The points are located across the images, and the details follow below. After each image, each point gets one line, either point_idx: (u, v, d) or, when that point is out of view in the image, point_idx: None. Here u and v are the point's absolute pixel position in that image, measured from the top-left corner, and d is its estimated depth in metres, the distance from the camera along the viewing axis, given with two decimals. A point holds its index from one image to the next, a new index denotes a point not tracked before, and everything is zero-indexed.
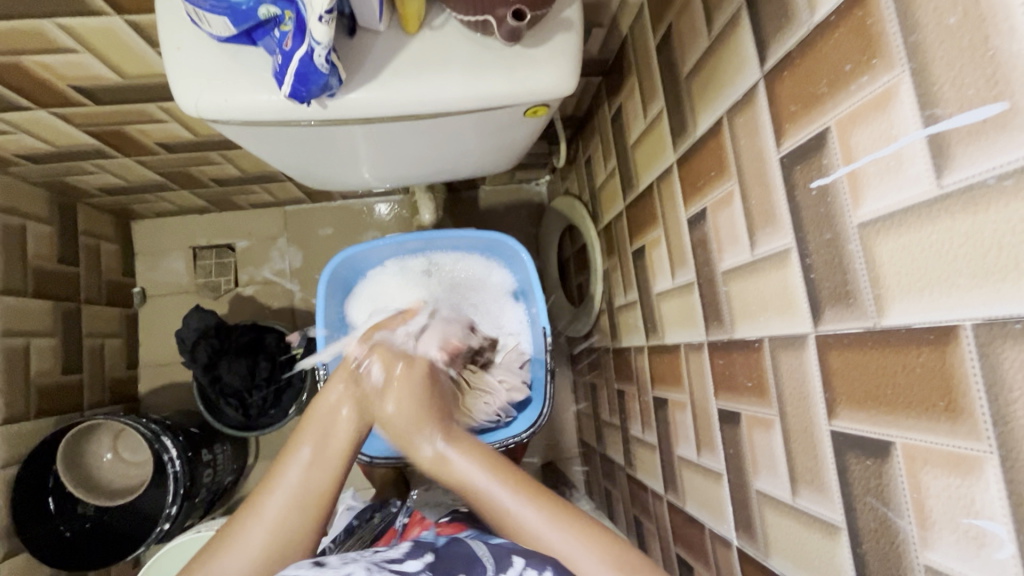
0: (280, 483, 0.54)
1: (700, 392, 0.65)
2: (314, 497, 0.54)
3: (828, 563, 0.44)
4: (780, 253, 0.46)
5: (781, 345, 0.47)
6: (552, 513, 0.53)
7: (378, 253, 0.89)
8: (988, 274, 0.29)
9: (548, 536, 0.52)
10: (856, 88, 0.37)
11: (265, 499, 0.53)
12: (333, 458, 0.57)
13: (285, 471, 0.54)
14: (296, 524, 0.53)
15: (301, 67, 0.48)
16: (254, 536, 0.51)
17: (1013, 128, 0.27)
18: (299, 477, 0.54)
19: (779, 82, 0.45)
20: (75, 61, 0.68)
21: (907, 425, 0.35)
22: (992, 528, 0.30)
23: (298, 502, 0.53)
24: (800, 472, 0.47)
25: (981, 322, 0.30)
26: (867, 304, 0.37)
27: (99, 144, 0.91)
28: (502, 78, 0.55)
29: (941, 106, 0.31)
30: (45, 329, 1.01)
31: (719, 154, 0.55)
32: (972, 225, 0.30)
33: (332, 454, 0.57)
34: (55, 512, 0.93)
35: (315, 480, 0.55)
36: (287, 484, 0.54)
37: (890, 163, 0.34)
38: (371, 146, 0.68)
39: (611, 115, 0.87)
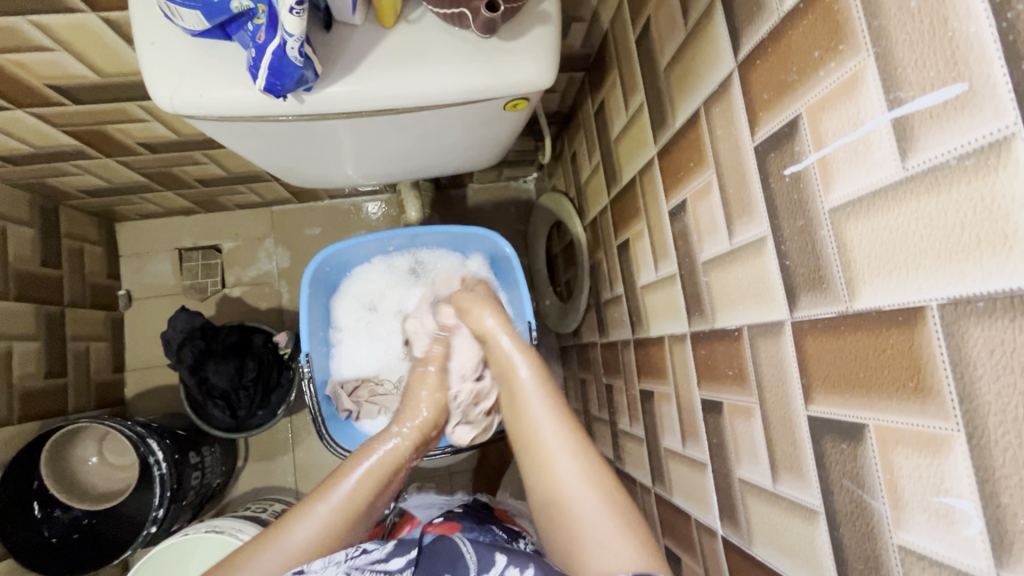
0: (311, 517, 0.60)
1: (684, 383, 0.65)
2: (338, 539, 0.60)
3: (808, 547, 0.44)
4: (756, 241, 0.47)
5: (760, 332, 0.48)
6: (591, 475, 0.57)
7: (364, 249, 0.89)
8: (952, 254, 0.30)
9: (580, 501, 0.55)
10: (825, 74, 0.37)
11: (291, 529, 0.59)
12: (367, 504, 0.64)
13: (317, 507, 0.60)
14: (314, 559, 0.58)
15: (275, 61, 0.48)
16: (273, 561, 0.56)
17: (973, 109, 0.28)
18: (327, 518, 0.60)
19: (752, 72, 0.45)
20: (51, 59, 0.68)
21: (880, 407, 0.35)
22: (961, 505, 0.31)
23: (322, 540, 0.59)
24: (780, 459, 0.47)
25: (947, 302, 0.30)
26: (839, 288, 0.38)
27: (79, 145, 0.90)
28: (480, 71, 0.55)
29: (904, 89, 0.31)
30: (28, 333, 1.00)
31: (697, 145, 0.55)
32: (936, 207, 0.30)
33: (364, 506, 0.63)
34: (40, 517, 0.92)
35: (339, 525, 0.60)
36: (313, 520, 0.59)
37: (858, 148, 0.35)
38: (352, 142, 0.67)
39: (594, 110, 0.87)
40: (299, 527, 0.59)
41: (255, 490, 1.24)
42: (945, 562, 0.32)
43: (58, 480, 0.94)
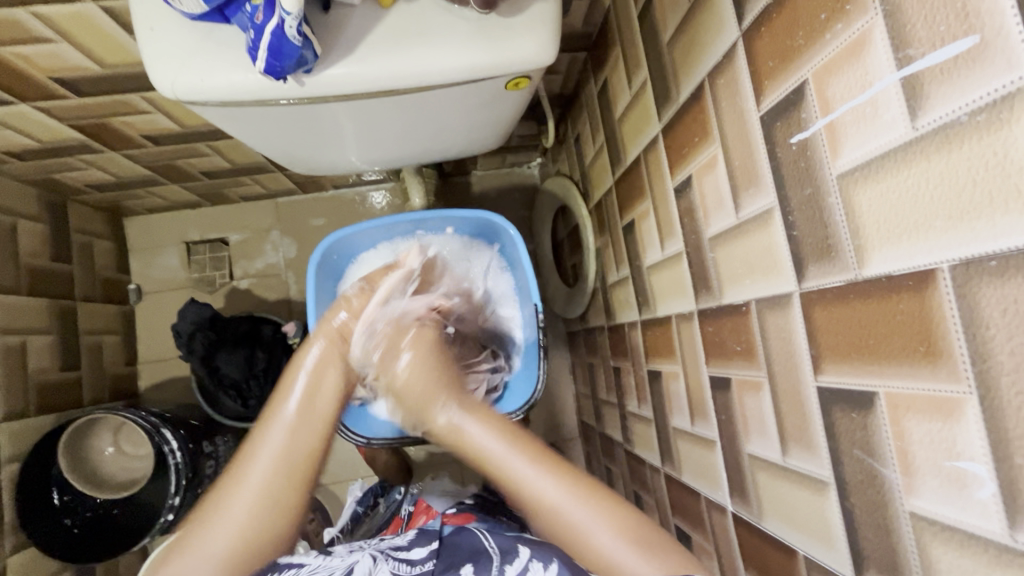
0: (266, 446, 0.58)
1: (691, 361, 0.64)
2: (297, 466, 0.58)
3: (819, 520, 0.44)
4: (763, 213, 0.46)
5: (768, 306, 0.47)
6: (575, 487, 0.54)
7: (368, 235, 0.89)
8: (962, 214, 0.29)
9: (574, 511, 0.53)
10: (832, 37, 0.36)
11: (251, 463, 0.57)
12: (317, 420, 0.62)
13: (270, 435, 0.59)
14: (280, 493, 0.56)
15: (274, 40, 0.47)
16: (242, 504, 0.55)
17: (984, 62, 0.27)
18: (283, 442, 0.59)
19: (758, 39, 0.44)
20: (54, 51, 0.68)
21: (891, 374, 0.35)
22: (973, 469, 0.30)
23: (279, 475, 0.57)
24: (789, 432, 0.47)
25: (958, 263, 0.30)
26: (848, 257, 0.37)
27: (85, 138, 0.91)
28: (481, 49, 0.54)
29: (914, 47, 0.30)
30: (42, 327, 1.01)
31: (702, 119, 0.55)
32: (946, 166, 0.30)
33: (311, 419, 0.62)
34: (60, 506, 0.94)
35: (297, 447, 0.59)
36: (270, 445, 0.58)
37: (867, 110, 0.34)
38: (353, 126, 0.67)
39: (597, 89, 0.86)
40: (256, 460, 0.57)
41: None
42: (958, 526, 0.32)
43: (76, 471, 0.96)
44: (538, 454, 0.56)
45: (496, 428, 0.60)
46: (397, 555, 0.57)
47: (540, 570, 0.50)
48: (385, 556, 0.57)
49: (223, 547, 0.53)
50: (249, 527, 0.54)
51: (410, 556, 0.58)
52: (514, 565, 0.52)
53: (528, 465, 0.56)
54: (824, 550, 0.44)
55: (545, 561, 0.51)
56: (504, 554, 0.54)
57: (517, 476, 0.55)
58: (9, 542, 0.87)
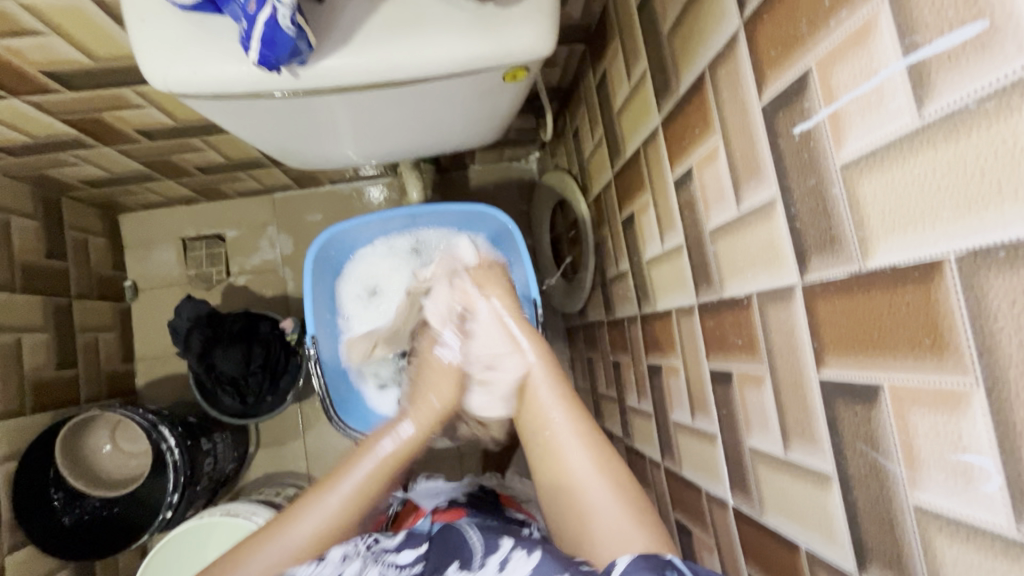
0: (318, 508, 0.60)
1: (692, 355, 0.64)
2: (344, 531, 0.60)
3: (820, 513, 0.44)
4: (765, 205, 0.46)
5: (769, 298, 0.47)
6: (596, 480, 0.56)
7: (367, 230, 0.88)
8: (970, 204, 0.29)
9: (599, 517, 0.55)
10: (836, 24, 0.35)
11: (302, 519, 0.59)
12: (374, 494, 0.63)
13: (327, 498, 0.60)
14: (315, 551, 0.58)
15: (267, 30, 0.46)
16: (277, 553, 0.57)
17: (993, 47, 0.26)
18: (339, 509, 0.60)
19: (759, 29, 0.44)
20: (44, 45, 0.67)
21: (895, 366, 0.34)
22: (980, 462, 0.30)
23: (331, 531, 0.59)
24: (791, 425, 0.46)
25: (965, 254, 0.29)
26: (852, 247, 0.37)
27: (78, 134, 0.90)
28: (478, 40, 0.54)
29: (921, 33, 0.30)
30: (37, 324, 1.00)
31: (702, 110, 0.54)
32: (954, 154, 0.29)
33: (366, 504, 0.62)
34: (59, 505, 0.93)
35: (349, 519, 0.60)
36: (325, 512, 0.60)
37: (872, 98, 0.33)
38: (350, 119, 0.66)
39: (596, 81, 0.85)
40: (306, 520, 0.59)
41: (268, 475, 1.25)
42: (963, 519, 0.31)
43: (75, 469, 0.95)
44: (593, 443, 0.60)
45: (589, 453, 0.60)
46: (386, 559, 0.56)
47: (523, 559, 0.50)
48: (373, 560, 0.55)
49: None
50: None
51: (399, 560, 0.56)
52: (497, 557, 0.52)
53: (573, 436, 0.61)
54: (827, 544, 0.43)
55: (528, 549, 0.51)
56: (489, 547, 0.54)
57: (560, 444, 0.61)
58: (7, 541, 0.87)
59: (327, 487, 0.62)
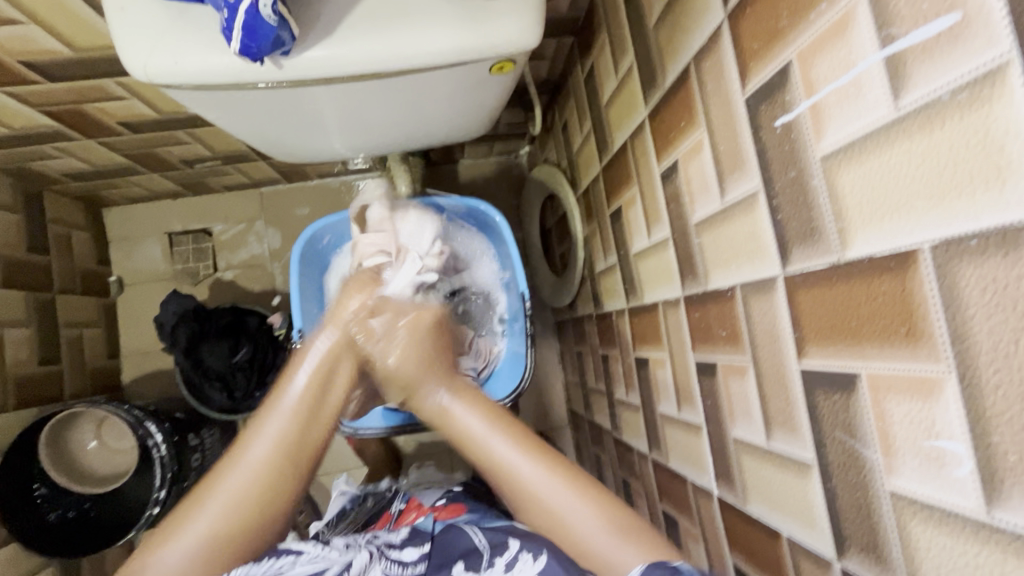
0: (264, 431, 0.56)
1: (678, 347, 0.65)
2: (301, 441, 0.56)
3: (801, 502, 0.44)
4: (748, 197, 0.46)
5: (753, 290, 0.47)
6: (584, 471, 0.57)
7: (351, 224, 0.88)
8: (944, 193, 0.29)
9: (552, 496, 0.54)
10: (817, 16, 0.36)
11: (249, 446, 0.55)
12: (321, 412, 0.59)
13: (268, 422, 0.56)
14: (279, 470, 0.54)
15: (248, 20, 0.46)
16: (237, 480, 0.53)
17: (965, 39, 0.27)
18: (283, 429, 0.56)
19: (742, 21, 0.44)
20: (21, 34, 0.66)
21: (871, 355, 0.35)
22: (952, 448, 0.30)
23: (283, 449, 0.55)
24: (773, 415, 0.47)
25: (939, 244, 0.30)
26: (831, 239, 0.37)
27: (59, 126, 0.88)
28: (463, 32, 0.53)
29: (897, 25, 0.30)
30: (18, 320, 0.99)
31: (688, 103, 0.54)
32: (929, 145, 0.29)
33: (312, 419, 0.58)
34: (43, 500, 0.92)
35: (297, 432, 0.56)
36: (269, 434, 0.55)
37: (851, 90, 0.34)
38: (336, 111, 0.66)
39: (584, 75, 0.85)
40: (255, 441, 0.55)
41: None
42: (935, 504, 0.32)
43: (59, 465, 0.95)
44: (534, 445, 0.57)
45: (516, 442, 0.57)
46: (390, 555, 0.59)
47: (529, 562, 0.54)
48: (379, 555, 0.59)
49: (205, 526, 0.51)
50: (246, 506, 0.53)
51: (403, 556, 0.60)
52: (503, 558, 0.56)
53: (512, 455, 0.56)
54: (807, 531, 0.44)
55: (534, 552, 0.55)
56: (495, 548, 0.58)
57: (507, 470, 0.56)
58: None
59: (267, 411, 0.57)
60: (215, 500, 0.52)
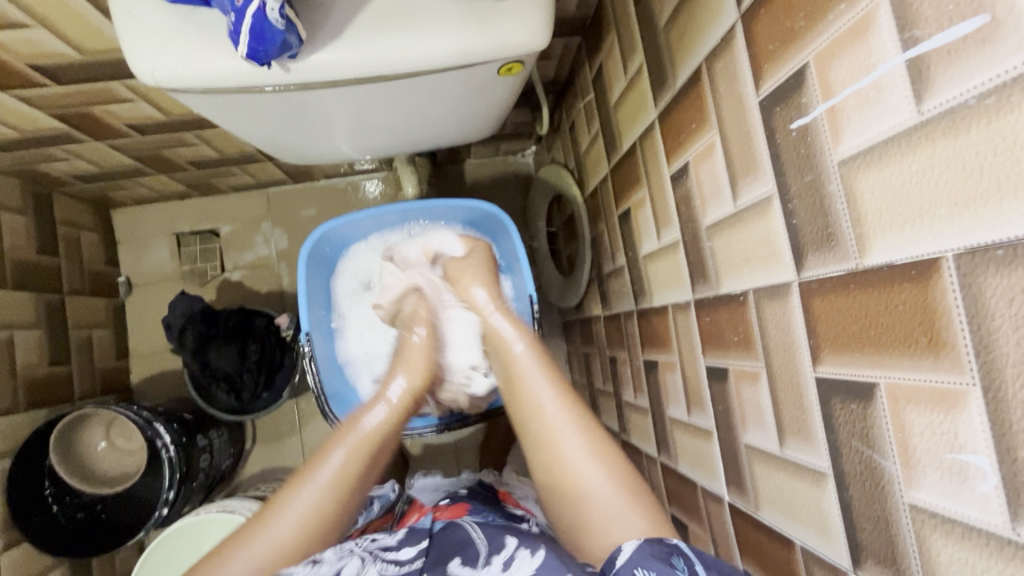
0: (296, 503, 0.58)
1: (688, 352, 0.64)
2: (332, 516, 0.58)
3: (816, 511, 0.44)
4: (762, 201, 0.45)
5: (766, 295, 0.47)
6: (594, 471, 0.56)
7: (360, 226, 0.88)
8: (969, 201, 0.28)
9: (592, 504, 0.55)
10: (835, 18, 0.35)
11: (279, 517, 0.56)
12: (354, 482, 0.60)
13: (302, 493, 0.58)
14: (306, 543, 0.56)
15: (255, 24, 0.46)
16: (262, 551, 0.55)
17: (995, 42, 0.26)
18: (316, 501, 0.58)
19: (756, 22, 0.43)
20: (29, 38, 0.66)
21: (891, 364, 0.34)
22: (975, 461, 0.30)
23: (318, 518, 0.57)
24: (787, 422, 0.46)
25: (963, 253, 0.29)
26: (849, 245, 0.36)
27: (67, 128, 0.88)
28: (471, 34, 0.53)
29: (921, 27, 0.29)
30: (28, 321, 0.99)
31: (699, 104, 0.53)
32: (953, 151, 0.29)
33: (351, 488, 0.59)
34: (53, 499, 0.93)
35: (330, 505, 0.58)
36: (300, 507, 0.57)
37: (870, 94, 0.33)
38: (344, 113, 0.65)
39: (593, 75, 0.84)
40: (283, 516, 0.57)
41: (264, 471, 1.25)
42: (958, 518, 0.31)
43: (69, 466, 0.95)
44: (598, 444, 0.58)
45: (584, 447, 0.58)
46: (386, 556, 0.54)
47: (526, 559, 0.50)
48: (372, 557, 0.54)
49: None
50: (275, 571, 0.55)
51: (399, 556, 0.55)
52: (500, 557, 0.51)
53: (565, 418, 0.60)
54: (821, 540, 0.43)
55: (531, 549, 0.51)
56: (493, 547, 0.53)
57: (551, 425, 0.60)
58: None
59: (302, 479, 0.59)
60: (242, 559, 0.54)
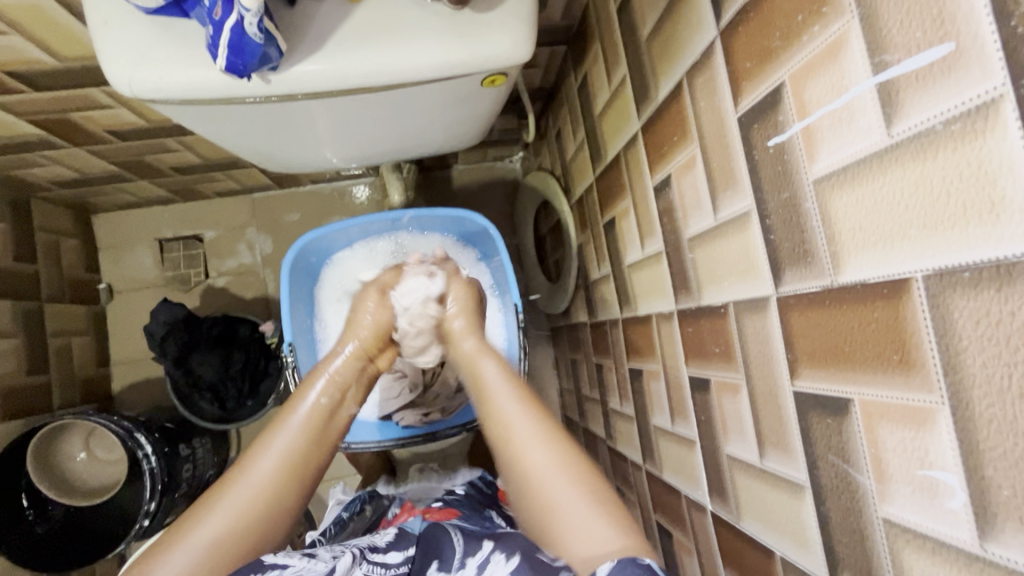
0: (226, 504, 0.51)
1: (671, 361, 0.64)
2: (304, 464, 0.56)
3: (794, 521, 0.44)
4: (741, 216, 0.46)
5: (745, 309, 0.47)
6: None
7: (345, 235, 0.87)
8: (938, 223, 0.29)
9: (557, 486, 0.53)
10: (809, 39, 0.35)
11: (258, 457, 0.55)
12: (300, 476, 0.56)
13: (278, 437, 0.57)
14: (283, 488, 0.54)
15: (234, 38, 0.45)
16: (243, 497, 0.52)
17: (960, 69, 0.27)
18: (249, 500, 0.52)
19: (735, 39, 0.43)
20: (4, 44, 0.64)
21: (865, 381, 0.35)
22: (945, 478, 0.30)
23: (288, 472, 0.55)
24: (767, 433, 0.46)
25: (932, 274, 0.29)
26: (823, 262, 0.37)
27: (45, 134, 0.87)
28: (454, 46, 0.53)
29: (890, 52, 0.30)
30: (5, 330, 0.97)
31: (681, 117, 0.54)
32: (921, 174, 0.29)
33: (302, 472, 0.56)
34: (31, 514, 0.91)
35: (305, 446, 0.57)
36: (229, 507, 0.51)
37: (843, 115, 0.34)
38: (328, 123, 0.65)
39: (578, 84, 0.85)
40: (214, 511, 0.51)
41: None
42: (930, 534, 0.32)
43: (46, 479, 0.93)
44: (559, 439, 0.57)
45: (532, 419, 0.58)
46: (373, 558, 0.52)
47: (501, 564, 0.47)
48: (361, 557, 0.52)
49: (212, 534, 0.49)
50: (254, 519, 0.51)
51: (386, 559, 0.52)
52: (477, 559, 0.50)
53: (528, 428, 0.58)
54: (800, 552, 0.44)
55: (507, 553, 0.48)
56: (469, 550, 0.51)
57: (520, 441, 0.57)
58: None
59: (233, 480, 0.53)
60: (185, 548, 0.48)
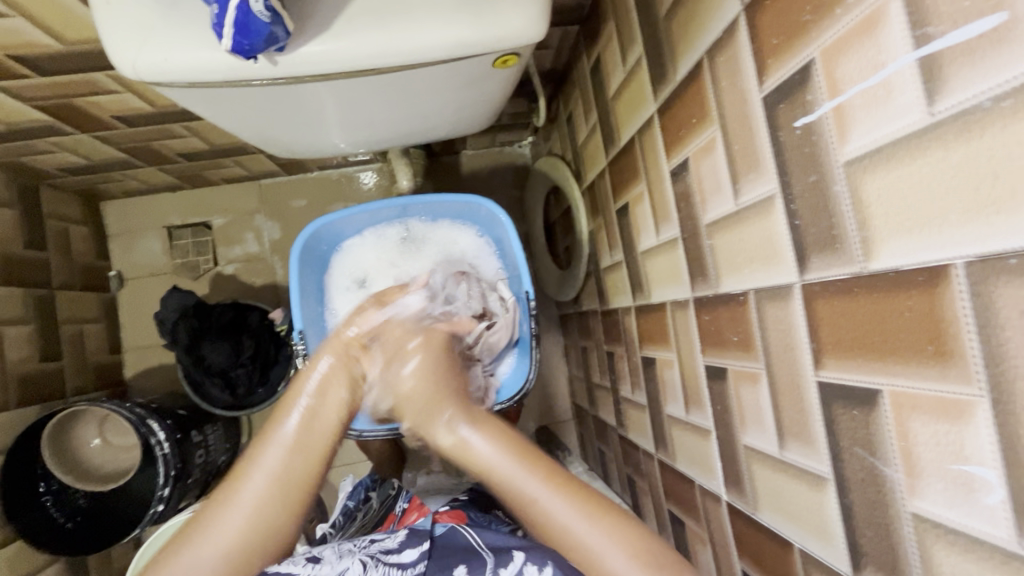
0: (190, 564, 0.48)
1: (687, 349, 0.63)
2: (274, 522, 0.51)
3: (816, 515, 0.43)
4: (764, 200, 0.44)
5: (767, 297, 0.46)
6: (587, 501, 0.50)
7: (352, 222, 0.87)
8: (983, 207, 0.27)
9: (598, 544, 0.47)
10: (843, 12, 0.33)
11: (224, 515, 0.50)
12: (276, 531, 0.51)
13: (247, 491, 0.51)
14: (254, 548, 0.50)
15: (239, 16, 0.44)
16: (209, 556, 0.49)
17: (1013, 41, 0.25)
18: (213, 562, 0.48)
19: (761, 13, 0.41)
20: (8, 27, 0.63)
21: (895, 371, 0.34)
22: (982, 474, 0.29)
23: (257, 527, 0.50)
24: (788, 424, 0.45)
25: (974, 261, 0.28)
26: (853, 249, 0.35)
27: (52, 120, 0.86)
28: (464, 26, 0.51)
29: (934, 24, 0.28)
30: (17, 317, 0.97)
31: (701, 98, 0.52)
32: (965, 154, 0.28)
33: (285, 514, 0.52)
34: (51, 500, 0.93)
35: (277, 511, 0.51)
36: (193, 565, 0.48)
37: (879, 93, 0.32)
38: (336, 106, 0.63)
39: (591, 66, 0.83)
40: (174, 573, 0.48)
41: None
42: (963, 530, 0.31)
43: (62, 465, 0.94)
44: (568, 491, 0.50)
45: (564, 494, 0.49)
46: (389, 560, 0.57)
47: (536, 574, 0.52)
48: (378, 561, 0.56)
49: None
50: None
51: (402, 559, 0.57)
52: (509, 569, 0.53)
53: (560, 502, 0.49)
54: (821, 545, 0.43)
55: (539, 565, 0.53)
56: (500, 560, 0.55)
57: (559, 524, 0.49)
58: None
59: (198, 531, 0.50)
60: None
